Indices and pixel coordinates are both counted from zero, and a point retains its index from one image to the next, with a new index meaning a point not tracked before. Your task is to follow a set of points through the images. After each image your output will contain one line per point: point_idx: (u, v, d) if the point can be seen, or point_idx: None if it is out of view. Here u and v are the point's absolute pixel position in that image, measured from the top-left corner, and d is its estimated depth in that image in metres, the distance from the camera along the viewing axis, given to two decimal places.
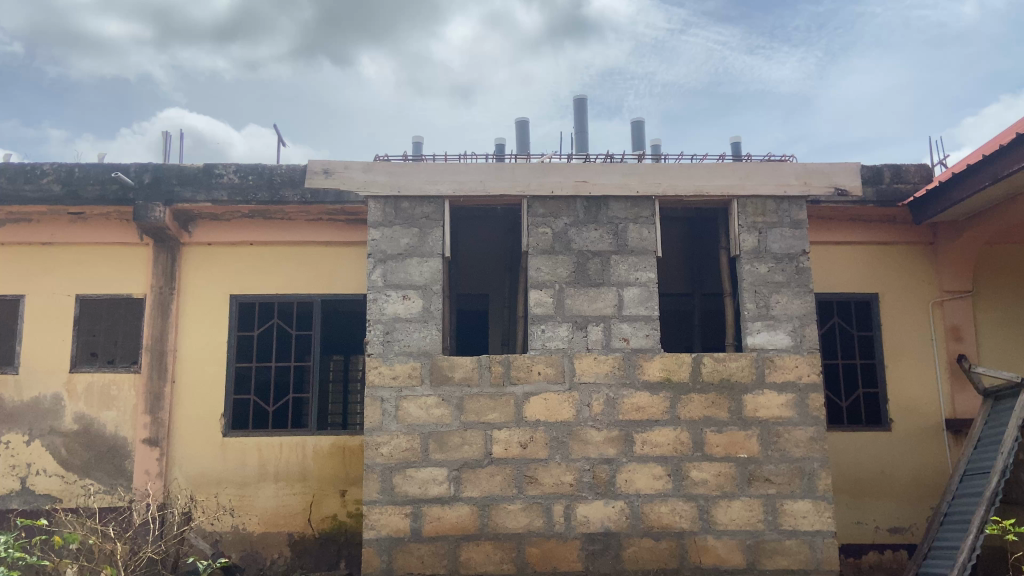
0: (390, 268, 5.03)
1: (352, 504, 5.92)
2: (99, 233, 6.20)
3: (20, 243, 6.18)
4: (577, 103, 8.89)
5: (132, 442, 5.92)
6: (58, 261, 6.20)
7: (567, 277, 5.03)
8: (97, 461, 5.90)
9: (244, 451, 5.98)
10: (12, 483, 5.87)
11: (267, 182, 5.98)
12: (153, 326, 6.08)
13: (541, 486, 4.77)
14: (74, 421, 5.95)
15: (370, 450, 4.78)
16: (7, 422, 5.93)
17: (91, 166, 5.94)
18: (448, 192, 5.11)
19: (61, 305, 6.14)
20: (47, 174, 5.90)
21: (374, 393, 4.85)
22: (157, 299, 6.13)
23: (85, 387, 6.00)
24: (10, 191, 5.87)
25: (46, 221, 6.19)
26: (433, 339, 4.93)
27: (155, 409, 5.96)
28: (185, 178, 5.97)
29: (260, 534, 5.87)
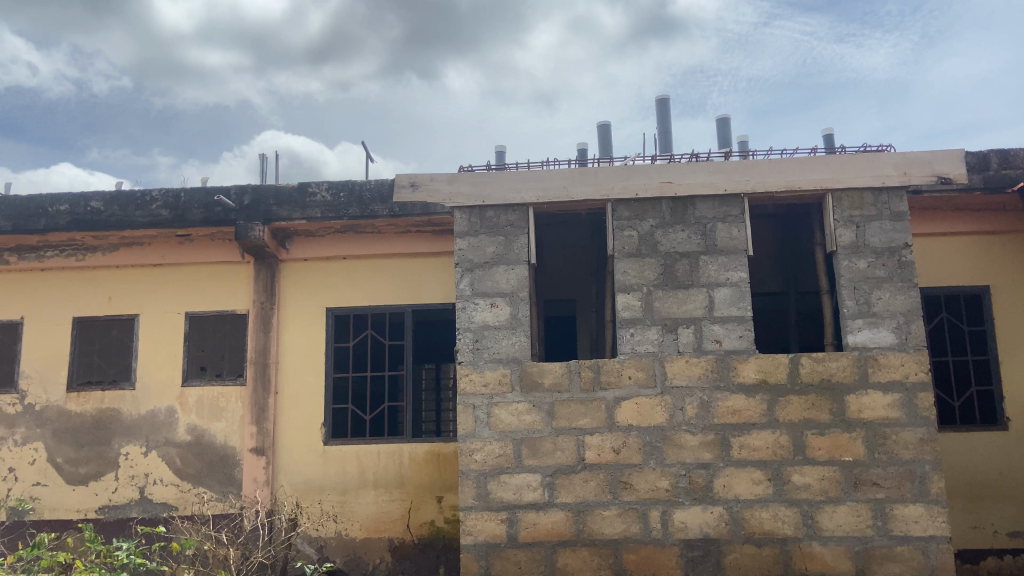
0: (477, 277, 5.11)
1: (449, 510, 6.02)
2: (205, 253, 6.53)
3: (134, 265, 6.58)
4: (659, 102, 8.78)
5: (241, 451, 6.21)
6: (169, 280, 6.58)
7: (655, 280, 4.98)
8: (209, 470, 6.21)
9: (344, 459, 6.17)
10: (131, 492, 6.22)
11: (357, 198, 6.17)
12: (257, 340, 6.37)
13: (636, 491, 4.73)
14: (187, 432, 6.29)
15: (464, 457, 4.85)
16: (126, 435, 6.31)
17: (195, 191, 6.28)
18: (532, 200, 5.15)
19: (172, 322, 6.50)
20: (155, 200, 6.26)
21: (466, 400, 4.92)
22: (259, 313, 6.42)
23: (196, 399, 6.33)
24: (123, 217, 6.25)
25: (156, 244, 6.56)
26: (522, 346, 4.97)
27: (261, 419, 6.23)
28: (281, 198, 6.23)
29: (362, 539, 6.04)
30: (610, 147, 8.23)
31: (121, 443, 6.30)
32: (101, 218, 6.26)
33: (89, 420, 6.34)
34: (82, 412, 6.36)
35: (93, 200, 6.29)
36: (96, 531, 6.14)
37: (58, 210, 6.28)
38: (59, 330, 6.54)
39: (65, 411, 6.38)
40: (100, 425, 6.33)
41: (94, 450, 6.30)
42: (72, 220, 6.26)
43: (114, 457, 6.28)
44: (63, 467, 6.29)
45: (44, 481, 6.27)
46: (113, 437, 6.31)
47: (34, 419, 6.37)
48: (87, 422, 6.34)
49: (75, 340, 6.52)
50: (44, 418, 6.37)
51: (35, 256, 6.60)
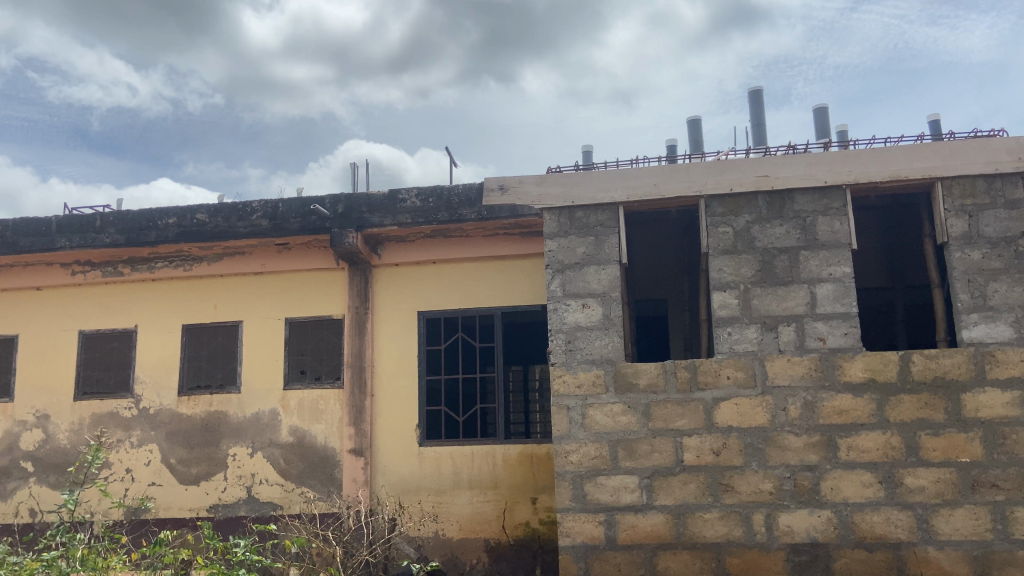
0: (569, 278, 5.10)
1: (543, 512, 6.02)
2: (302, 260, 6.75)
3: (236, 274, 6.86)
4: (751, 95, 8.57)
5: (340, 452, 6.39)
6: (269, 288, 6.83)
7: (752, 277, 4.85)
8: (311, 470, 6.42)
9: (439, 460, 6.27)
10: (238, 491, 6.48)
11: (446, 203, 6.26)
12: (352, 344, 6.54)
13: (738, 494, 4.61)
14: (289, 434, 6.51)
15: (560, 458, 4.84)
16: (233, 436, 6.58)
17: (292, 201, 6.50)
18: (622, 199, 5.10)
19: (273, 328, 6.75)
20: (255, 211, 6.52)
21: (560, 401, 4.91)
22: (354, 318, 6.59)
23: (297, 402, 6.55)
24: (226, 228, 6.53)
25: (256, 253, 6.81)
26: (616, 347, 4.93)
27: (358, 421, 6.39)
28: (373, 205, 6.39)
29: (459, 539, 6.11)
30: (700, 142, 8.08)
31: (228, 445, 6.57)
32: (206, 230, 6.56)
33: (198, 422, 6.65)
34: (192, 415, 6.67)
35: (198, 213, 6.59)
36: (215, 530, 6.40)
37: (167, 223, 6.61)
38: (170, 337, 6.88)
39: (177, 414, 6.70)
40: (208, 427, 6.62)
41: (203, 451, 6.59)
42: (180, 232, 6.58)
43: (222, 457, 6.56)
44: (176, 468, 6.61)
45: (159, 481, 6.60)
46: (220, 438, 6.59)
47: (149, 421, 6.72)
48: (197, 424, 6.65)
49: (184, 346, 6.83)
50: (158, 420, 6.71)
51: (146, 267, 6.95)
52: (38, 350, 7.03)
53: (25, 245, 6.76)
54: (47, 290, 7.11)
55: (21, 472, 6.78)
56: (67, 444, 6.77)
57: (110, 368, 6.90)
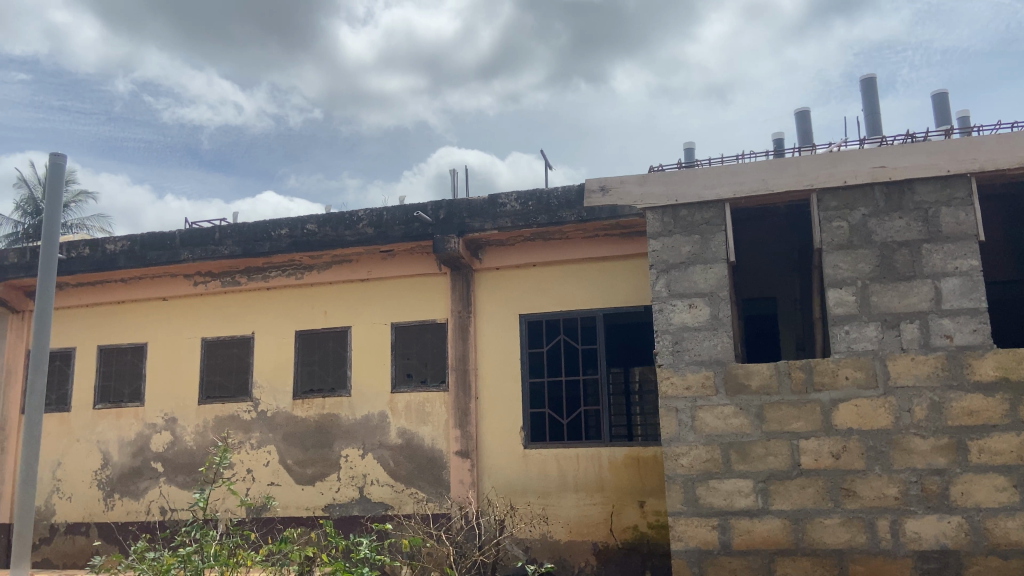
0: (674, 277, 5.02)
1: (652, 515, 5.95)
2: (406, 266, 6.92)
3: (344, 281, 7.10)
4: (864, 83, 8.23)
5: (447, 454, 6.51)
6: (374, 294, 7.03)
7: (871, 273, 4.64)
8: (420, 471, 6.57)
9: (545, 462, 6.29)
10: (351, 492, 6.69)
11: (546, 206, 6.29)
12: (456, 347, 6.65)
13: (860, 499, 4.43)
14: (397, 436, 6.68)
15: (670, 462, 4.75)
16: (344, 438, 6.80)
17: (396, 209, 6.69)
18: (728, 195, 4.98)
19: (379, 333, 6.94)
20: (361, 220, 6.74)
21: (669, 404, 4.82)
22: (457, 322, 6.70)
23: (404, 405, 6.72)
24: (334, 237, 6.78)
25: (362, 260, 7.03)
26: (725, 347, 4.82)
27: (463, 423, 6.49)
28: (474, 210, 6.49)
29: (567, 542, 6.11)
30: (809, 134, 7.82)
31: (341, 446, 6.80)
32: (315, 239, 6.84)
33: (312, 425, 6.91)
34: (306, 417, 6.94)
35: (308, 223, 6.88)
36: (336, 527, 6.64)
37: (279, 234, 6.93)
38: (284, 342, 7.18)
39: (292, 417, 6.98)
40: (322, 430, 6.87)
41: (318, 452, 6.85)
42: (292, 242, 6.88)
43: (335, 459, 6.79)
44: (292, 468, 6.88)
45: (277, 480, 6.90)
46: (333, 440, 6.83)
47: (267, 424, 7.03)
48: (311, 427, 6.91)
49: (297, 352, 7.12)
50: (275, 423, 7.01)
51: (261, 276, 7.28)
52: (165, 358, 7.47)
53: (151, 258, 7.21)
54: (172, 301, 7.55)
55: (152, 472, 7.22)
56: (192, 445, 7.16)
57: (230, 374, 7.26)
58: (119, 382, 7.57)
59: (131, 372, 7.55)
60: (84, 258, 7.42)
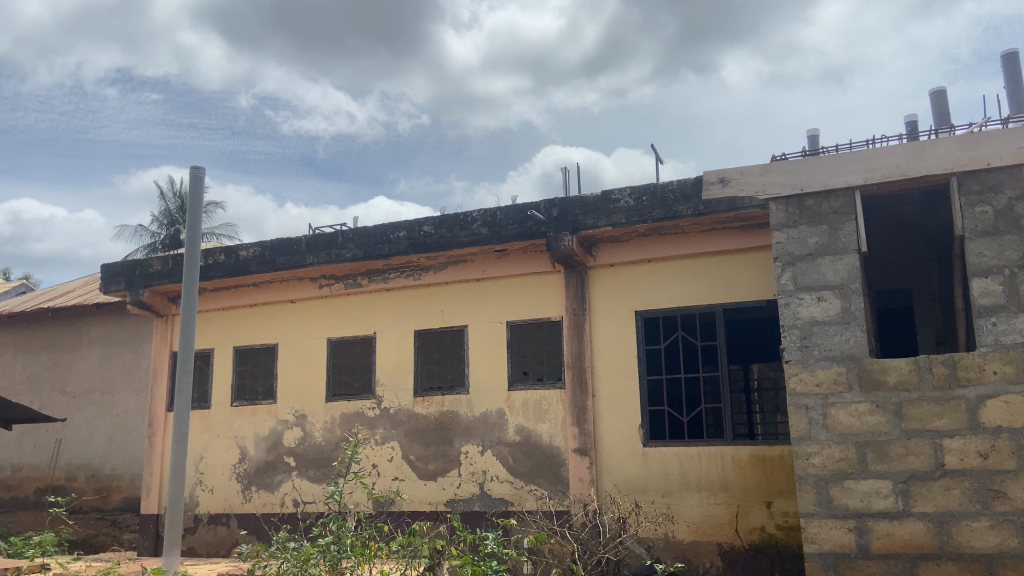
0: (801, 270, 4.83)
1: (780, 516, 5.76)
2: (520, 265, 6.98)
3: (460, 281, 7.24)
4: (1006, 57, 7.67)
5: (565, 451, 6.53)
6: (490, 293, 7.13)
7: (1020, 260, 4.32)
8: (538, 468, 6.63)
9: (665, 460, 6.21)
10: (472, 487, 6.83)
11: (661, 200, 6.21)
12: (572, 345, 6.65)
13: (1011, 501, 4.13)
14: (516, 433, 6.76)
15: (800, 461, 4.56)
16: (464, 435, 6.95)
17: (509, 209, 6.77)
18: (858, 182, 4.75)
19: (495, 332, 7.03)
20: (476, 220, 6.86)
21: (798, 401, 4.63)
22: (572, 319, 6.70)
23: (522, 402, 6.79)
24: (450, 238, 6.94)
25: (477, 260, 7.15)
26: (858, 342, 4.60)
27: (581, 421, 6.49)
28: (587, 207, 6.48)
29: (691, 542, 6.01)
30: (944, 115, 7.36)
31: (461, 443, 6.94)
32: (432, 241, 7.01)
33: (433, 421, 7.09)
34: (427, 414, 7.13)
35: (425, 225, 7.07)
36: (462, 521, 6.76)
37: (398, 236, 7.15)
38: (404, 341, 7.39)
39: (413, 414, 7.19)
40: (442, 427, 7.04)
41: (439, 448, 7.02)
42: (410, 244, 7.08)
43: (455, 455, 6.95)
44: (415, 464, 7.09)
45: (401, 476, 7.13)
46: (453, 437, 6.99)
47: (389, 421, 7.26)
48: (432, 423, 7.09)
49: (417, 351, 7.32)
50: (397, 420, 7.24)
51: (381, 278, 7.53)
52: (294, 357, 7.85)
53: (280, 262, 7.58)
54: (299, 303, 7.93)
55: (286, 466, 7.61)
56: (321, 441, 7.50)
57: (354, 372, 7.55)
58: (253, 381, 8.02)
59: (264, 372, 7.98)
60: (220, 264, 7.90)
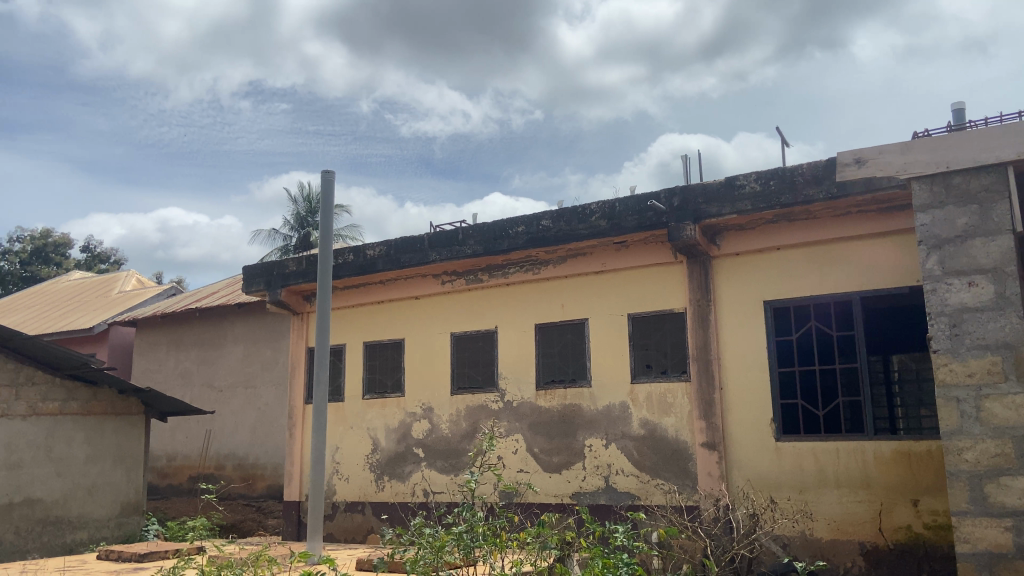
0: (948, 253, 4.50)
1: (928, 515, 5.41)
2: (640, 256, 6.88)
3: (579, 273, 7.21)
4: None
5: (693, 446, 6.40)
6: (610, 285, 7.06)
7: None
8: (665, 462, 6.53)
9: (800, 455, 5.96)
10: (598, 480, 6.81)
11: (789, 185, 5.96)
12: (697, 337, 6.49)
13: None
14: (641, 426, 6.69)
15: (951, 456, 4.25)
16: (588, 428, 6.94)
17: (628, 200, 6.68)
18: (1011, 157, 4.37)
19: (617, 324, 6.97)
20: (594, 213, 6.82)
21: (947, 393, 4.32)
22: (697, 311, 6.54)
23: (645, 395, 6.70)
24: (568, 232, 6.94)
25: (597, 252, 7.10)
26: (1015, 329, 4.24)
27: (709, 415, 6.33)
28: (710, 195, 6.32)
29: (830, 540, 5.77)
30: None
31: (585, 436, 6.94)
32: (551, 234, 7.03)
33: (556, 415, 7.12)
34: (550, 407, 7.17)
35: (543, 219, 7.09)
36: (590, 514, 6.76)
37: (517, 231, 7.22)
38: (525, 335, 7.46)
39: (537, 406, 7.25)
40: (565, 420, 7.06)
41: (563, 441, 7.04)
42: (529, 239, 7.13)
43: (580, 448, 6.95)
44: (540, 456, 7.15)
45: (526, 468, 7.21)
46: (577, 430, 6.99)
47: (513, 414, 7.36)
48: (555, 416, 7.12)
49: (538, 344, 7.36)
50: (521, 413, 7.32)
51: (501, 272, 7.63)
52: (420, 352, 8.09)
53: (405, 260, 7.83)
54: (423, 299, 8.16)
55: (415, 457, 7.86)
56: (448, 433, 7.69)
57: (478, 366, 7.69)
58: (382, 375, 8.32)
59: (392, 366, 8.27)
60: (349, 263, 8.24)
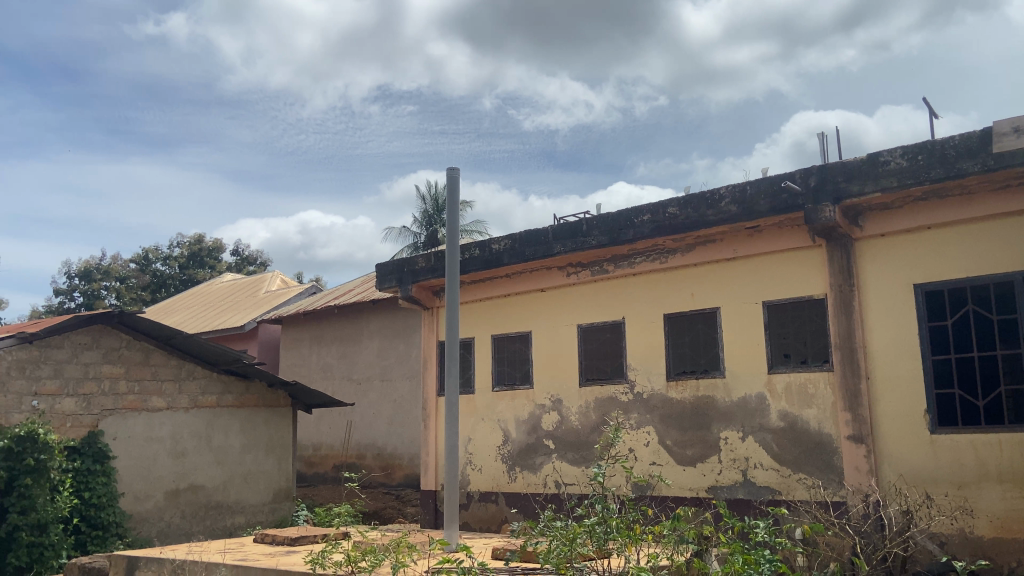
0: None
1: None
2: (775, 241, 6.58)
3: (709, 261, 6.99)
4: None
5: (838, 439, 6.07)
6: (743, 272, 6.80)
7: None
8: (807, 456, 6.22)
9: (957, 449, 5.52)
10: (735, 474, 6.60)
11: (939, 158, 5.54)
12: (839, 324, 6.14)
13: None
14: (780, 419, 6.41)
15: None
16: (723, 420, 6.73)
17: (760, 182, 6.42)
18: None
19: (751, 312, 6.71)
20: (724, 197, 6.60)
21: None
22: (838, 297, 6.18)
23: (784, 386, 6.42)
24: (697, 219, 6.75)
25: (727, 238, 6.86)
26: None
27: (855, 406, 5.98)
28: (850, 173, 5.97)
29: (992, 539, 5.33)
30: None
31: (720, 428, 6.73)
32: (678, 222, 6.86)
33: (688, 406, 6.95)
34: (682, 399, 7.00)
35: (670, 206, 6.93)
36: (729, 509, 6.56)
37: (643, 220, 7.10)
38: (653, 325, 7.32)
39: (668, 398, 7.10)
40: (699, 412, 6.88)
41: (697, 433, 6.87)
42: (655, 227, 6.99)
43: (715, 441, 6.75)
44: (673, 449, 7.00)
45: (659, 460, 7.09)
46: (711, 422, 6.79)
47: (644, 406, 7.24)
48: (688, 408, 6.95)
49: (668, 334, 7.21)
50: (652, 404, 7.20)
51: (627, 263, 7.52)
52: (548, 344, 8.12)
53: (530, 253, 7.87)
54: (549, 291, 8.18)
55: (546, 449, 7.91)
56: (578, 425, 7.68)
57: (606, 357, 7.63)
58: (511, 367, 8.42)
59: (521, 358, 8.35)
60: (476, 257, 8.38)
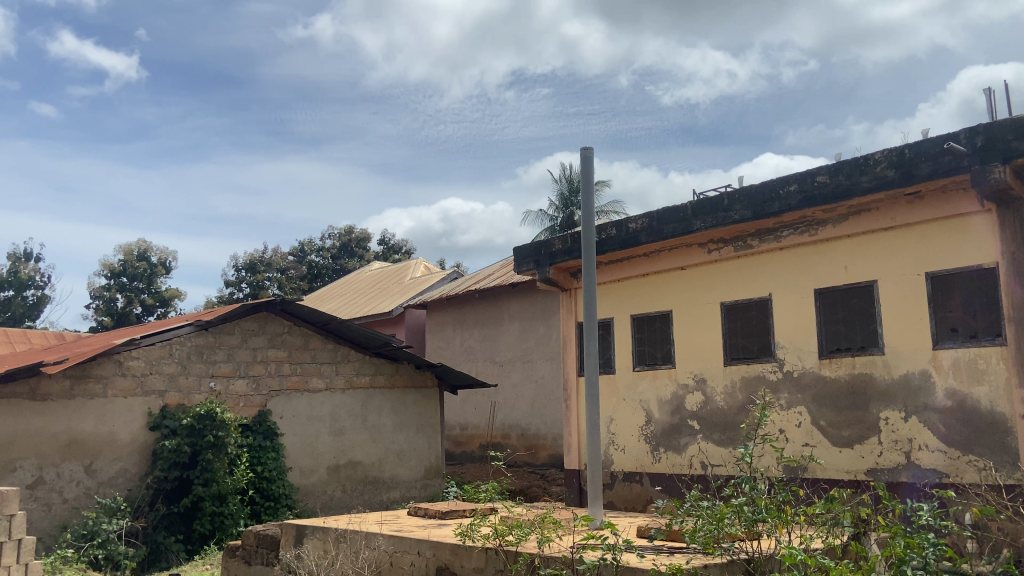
0: None
1: None
2: (938, 207, 6.08)
3: (864, 232, 6.57)
4: None
5: (1013, 418, 5.58)
6: (902, 242, 6.34)
7: None
8: (979, 437, 5.75)
9: None
10: (898, 456, 6.20)
11: None
12: (1013, 294, 5.61)
13: None
14: (947, 398, 5.95)
15: None
16: (882, 400, 6.33)
17: (920, 144, 5.96)
18: None
19: (912, 285, 6.24)
20: (879, 162, 6.18)
21: None
22: (1012, 265, 5.64)
23: (952, 363, 5.95)
24: (849, 186, 6.37)
25: (884, 207, 6.41)
26: None
27: None
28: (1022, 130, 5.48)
29: None
30: None
31: (879, 408, 6.35)
32: (828, 191, 6.51)
33: (844, 385, 6.59)
34: (837, 377, 6.65)
35: (819, 175, 6.58)
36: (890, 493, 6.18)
37: (789, 190, 6.77)
38: (802, 301, 6.99)
39: (821, 377, 6.77)
40: (855, 391, 6.51)
41: (853, 414, 6.51)
42: (804, 198, 6.67)
43: (874, 421, 6.37)
44: (827, 430, 6.67)
45: (812, 441, 6.77)
46: (870, 402, 6.41)
47: (794, 385, 6.95)
48: (843, 387, 6.60)
49: (819, 311, 6.85)
50: (803, 383, 6.89)
51: (773, 237, 7.20)
52: (689, 323, 7.95)
53: (669, 231, 7.73)
54: (689, 269, 7.99)
55: (691, 429, 7.77)
56: (724, 405, 7.49)
57: (752, 336, 7.37)
58: (652, 347, 8.30)
59: (661, 338, 8.21)
60: (613, 237, 8.33)
